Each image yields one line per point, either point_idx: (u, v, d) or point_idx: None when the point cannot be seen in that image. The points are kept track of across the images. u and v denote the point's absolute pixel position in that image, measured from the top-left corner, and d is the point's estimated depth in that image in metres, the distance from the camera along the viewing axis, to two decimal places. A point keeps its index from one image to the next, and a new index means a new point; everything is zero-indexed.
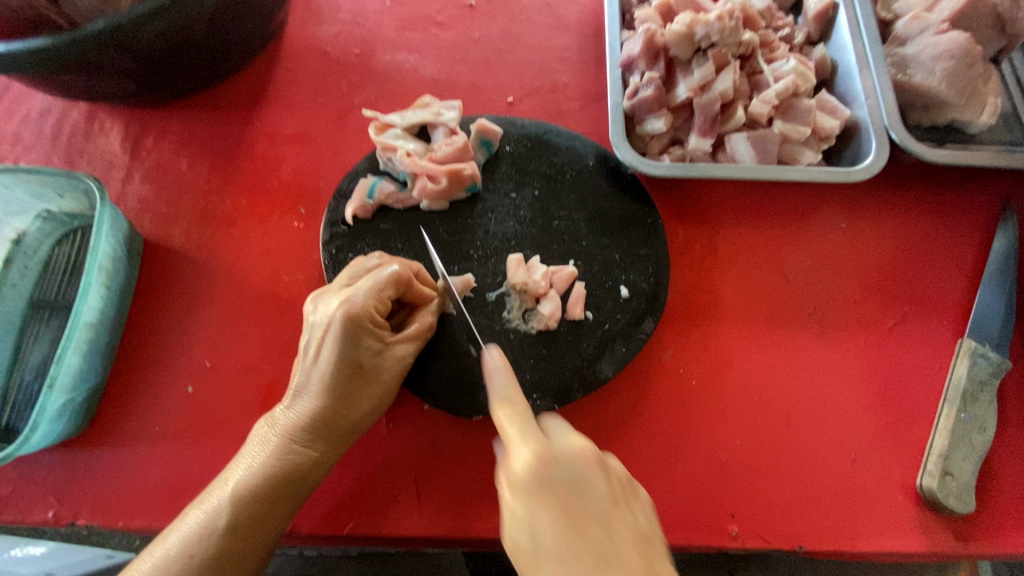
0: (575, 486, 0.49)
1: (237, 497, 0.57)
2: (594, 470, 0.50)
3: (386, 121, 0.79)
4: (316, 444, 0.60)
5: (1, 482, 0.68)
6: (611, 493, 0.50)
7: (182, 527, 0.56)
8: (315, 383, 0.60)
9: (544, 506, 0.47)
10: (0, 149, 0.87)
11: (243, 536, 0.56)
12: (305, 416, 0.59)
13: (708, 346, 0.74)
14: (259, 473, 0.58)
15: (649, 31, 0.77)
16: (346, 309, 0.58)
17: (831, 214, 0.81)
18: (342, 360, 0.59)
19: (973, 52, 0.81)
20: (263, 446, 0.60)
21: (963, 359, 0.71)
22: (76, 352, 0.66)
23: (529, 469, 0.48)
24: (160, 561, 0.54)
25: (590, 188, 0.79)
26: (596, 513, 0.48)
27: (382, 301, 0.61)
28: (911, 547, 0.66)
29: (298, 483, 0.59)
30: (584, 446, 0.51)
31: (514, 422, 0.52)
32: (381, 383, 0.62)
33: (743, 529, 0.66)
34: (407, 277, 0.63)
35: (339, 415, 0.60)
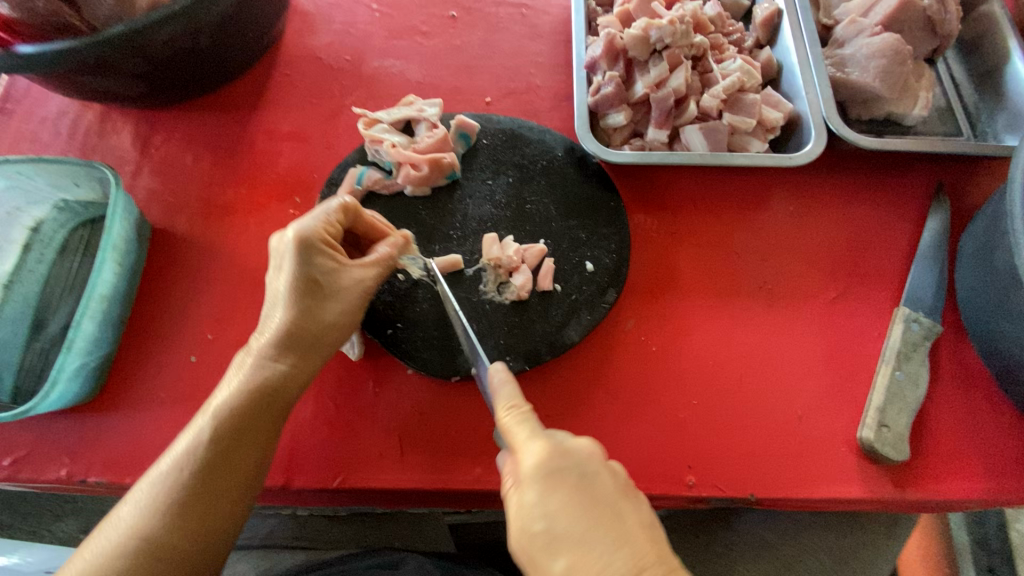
0: (584, 476, 0.56)
1: (221, 407, 0.63)
2: (601, 465, 0.58)
3: (374, 117, 0.87)
4: (285, 357, 0.66)
5: (19, 444, 0.74)
6: (618, 486, 0.57)
7: (175, 448, 0.63)
8: (278, 305, 0.67)
9: (556, 494, 0.55)
10: (20, 148, 0.95)
11: (227, 444, 0.62)
12: (273, 334, 0.66)
13: (667, 316, 0.81)
14: (236, 388, 0.64)
15: (610, 36, 0.86)
16: (296, 232, 0.66)
17: (779, 198, 0.89)
18: (298, 279, 0.66)
19: (903, 51, 0.89)
20: (239, 368, 0.67)
21: (898, 324, 0.78)
22: (92, 320, 0.73)
23: (540, 460, 0.56)
24: (159, 476, 0.61)
25: (559, 176, 0.87)
26: (605, 501, 0.55)
27: (330, 225, 0.69)
28: (853, 494, 0.72)
29: (272, 393, 0.65)
30: (590, 444, 0.59)
31: (525, 424, 0.59)
32: (340, 299, 0.68)
33: (700, 479, 0.73)
34: (353, 206, 0.71)
35: (302, 328, 0.66)
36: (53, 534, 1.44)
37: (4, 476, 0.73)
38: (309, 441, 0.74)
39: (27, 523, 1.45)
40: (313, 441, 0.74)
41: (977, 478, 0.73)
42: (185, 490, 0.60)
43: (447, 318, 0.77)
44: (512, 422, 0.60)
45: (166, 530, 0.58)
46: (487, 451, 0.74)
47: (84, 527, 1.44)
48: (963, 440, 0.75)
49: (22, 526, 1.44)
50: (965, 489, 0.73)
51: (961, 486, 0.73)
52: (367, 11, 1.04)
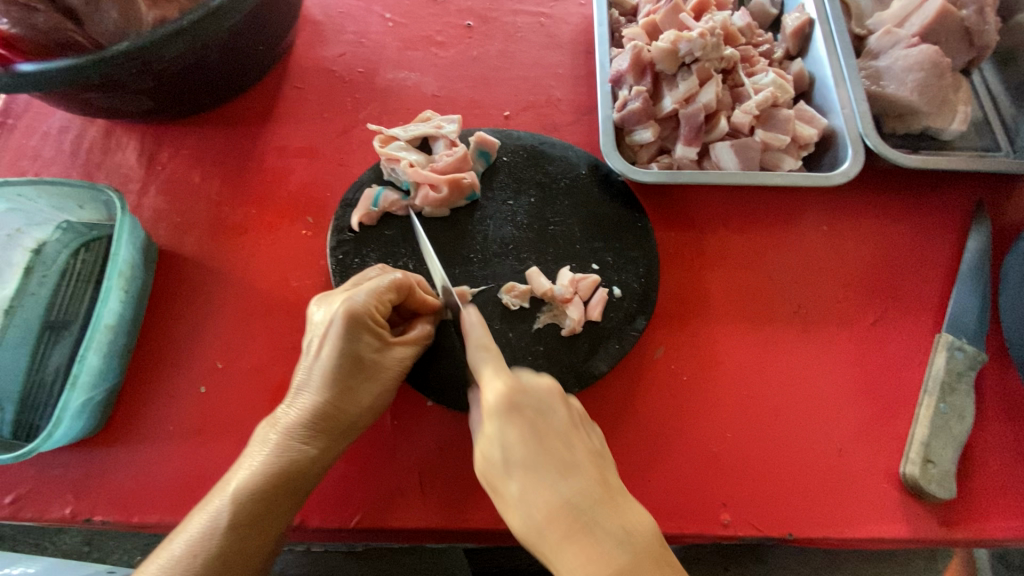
0: (541, 410, 0.57)
1: (244, 487, 0.59)
2: (557, 401, 0.58)
3: (389, 134, 0.83)
4: (315, 440, 0.62)
5: (22, 480, 0.71)
6: (571, 420, 0.58)
7: (189, 528, 0.58)
8: (314, 382, 0.62)
9: (513, 426, 0.55)
10: (21, 165, 0.91)
11: (249, 533, 0.58)
12: (304, 413, 0.62)
13: (697, 344, 0.77)
14: (260, 470, 0.60)
15: (636, 48, 0.82)
16: (348, 306, 0.62)
17: (813, 218, 0.85)
18: (341, 356, 0.61)
19: (942, 63, 0.85)
20: (264, 444, 0.62)
21: (941, 352, 0.75)
22: (98, 352, 0.70)
23: (501, 394, 0.56)
24: (170, 561, 0.56)
25: (584, 195, 0.83)
26: (558, 432, 0.56)
27: (383, 302, 0.64)
28: (897, 533, 0.69)
29: (295, 480, 0.61)
30: (548, 381, 0.59)
31: (488, 362, 0.58)
32: (379, 381, 0.65)
33: (735, 517, 0.69)
34: (409, 283, 0.67)
35: (338, 411, 0.62)
36: (57, 547, 1.41)
37: (5, 514, 0.69)
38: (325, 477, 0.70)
39: (29, 537, 1.42)
40: (329, 478, 0.70)
41: None
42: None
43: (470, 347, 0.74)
44: (479, 358, 0.59)
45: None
46: None
47: (88, 541, 1.42)
48: (1011, 474, 0.71)
49: (25, 539, 1.41)
50: (1014, 527, 0.69)
51: (1010, 524, 0.69)
52: (380, 21, 1.01)
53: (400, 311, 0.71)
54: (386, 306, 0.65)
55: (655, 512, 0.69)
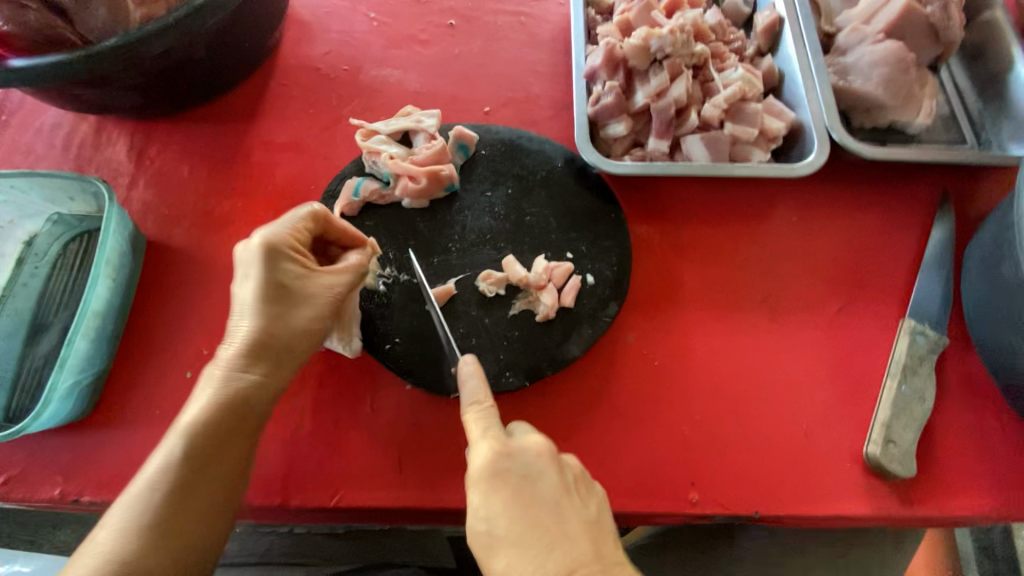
0: (525, 478, 0.59)
1: (193, 416, 0.61)
2: (547, 463, 0.60)
3: (371, 128, 0.86)
4: (255, 365, 0.65)
5: (12, 463, 0.73)
6: (563, 484, 0.60)
7: (153, 462, 0.59)
8: (246, 310, 0.65)
9: (498, 496, 0.58)
10: (14, 160, 0.94)
11: (204, 457, 0.60)
12: (242, 340, 0.65)
13: (669, 330, 0.80)
14: (205, 398, 0.62)
15: (609, 45, 0.85)
16: (262, 237, 0.66)
17: (783, 208, 0.88)
18: (266, 283, 0.65)
19: (906, 59, 0.88)
20: (209, 379, 0.64)
21: (904, 337, 0.77)
22: (86, 337, 0.72)
23: (487, 463, 0.59)
24: (136, 497, 0.58)
25: (560, 187, 0.86)
26: (547, 501, 0.58)
27: (300, 232, 0.69)
28: (860, 511, 0.71)
29: (241, 404, 0.64)
30: (539, 443, 0.61)
31: (481, 423, 0.61)
32: (311, 305, 0.68)
33: (703, 496, 0.71)
34: (326, 215, 0.72)
35: (273, 335, 0.66)
36: (51, 544, 1.43)
37: None
38: (305, 459, 0.73)
39: (24, 533, 1.44)
40: (310, 459, 0.73)
41: (986, 493, 0.72)
42: (169, 505, 0.58)
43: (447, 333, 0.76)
44: (471, 417, 0.62)
45: (145, 543, 0.56)
46: None
47: (82, 537, 1.43)
48: (971, 454, 0.74)
49: (20, 536, 1.43)
50: (974, 505, 0.71)
51: (969, 502, 0.71)
52: (365, 21, 1.04)
53: (326, 249, 0.76)
54: (302, 237, 0.70)
55: (626, 491, 0.72)
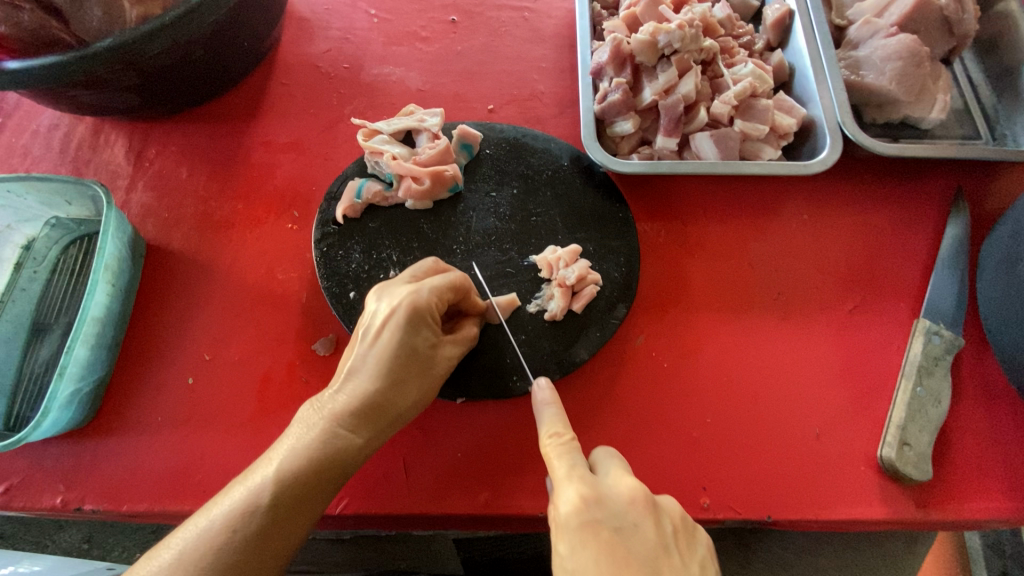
0: (619, 529, 0.55)
1: (291, 469, 0.59)
2: (641, 514, 0.56)
3: (373, 128, 0.84)
4: (361, 427, 0.62)
5: (13, 471, 0.72)
6: (659, 539, 0.55)
7: (225, 503, 0.58)
8: (368, 369, 0.63)
9: (589, 547, 0.53)
10: (11, 163, 0.93)
11: (281, 515, 0.57)
12: (355, 398, 0.62)
13: (678, 331, 0.78)
14: (304, 451, 0.59)
15: (616, 40, 0.83)
16: (413, 300, 0.63)
17: (793, 207, 0.86)
18: (399, 347, 0.63)
19: (920, 52, 0.86)
20: (308, 426, 0.61)
21: (918, 337, 0.75)
22: (85, 344, 0.71)
23: (575, 508, 0.55)
24: (207, 533, 0.56)
25: (566, 186, 0.84)
26: (640, 558, 0.54)
27: (443, 301, 0.66)
28: (874, 515, 0.69)
29: (341, 464, 0.61)
30: (631, 489, 0.57)
31: (564, 462, 0.59)
32: (427, 377, 0.65)
33: (714, 501, 0.70)
34: (467, 285, 0.69)
35: (387, 402, 0.63)
36: (57, 545, 1.42)
37: None
38: None
39: (30, 534, 1.43)
40: None
41: (1002, 496, 0.70)
42: (231, 560, 0.55)
43: None
44: (555, 454, 0.60)
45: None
46: (494, 474, 0.71)
47: (87, 538, 1.44)
48: (987, 456, 0.72)
49: (25, 537, 1.43)
50: (991, 508, 0.70)
51: (985, 505, 0.70)
52: (365, 17, 1.02)
53: (450, 310, 0.73)
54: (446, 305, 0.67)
55: None
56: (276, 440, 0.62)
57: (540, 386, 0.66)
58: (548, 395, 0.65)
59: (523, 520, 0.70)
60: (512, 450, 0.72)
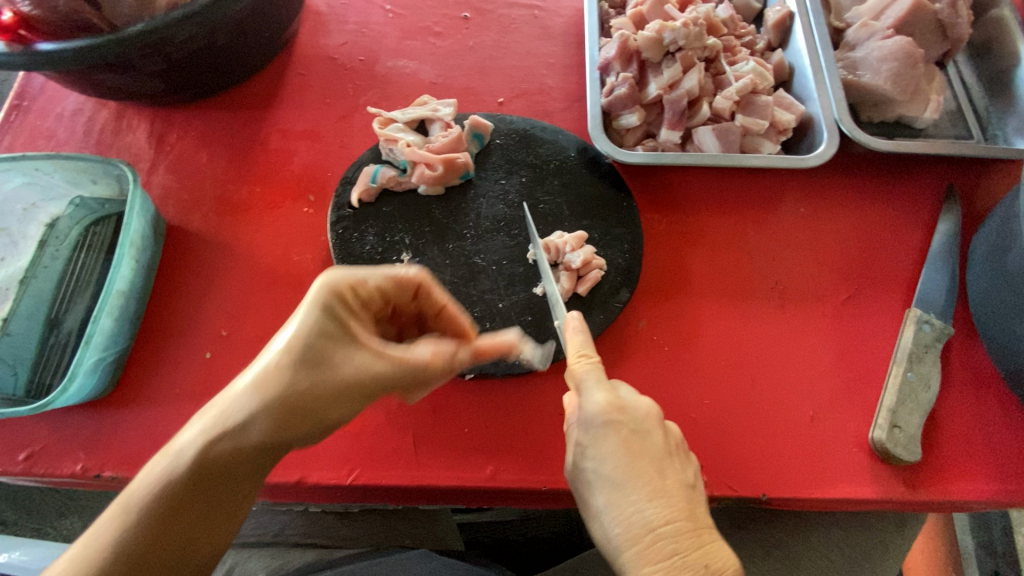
0: (636, 432, 0.62)
1: (194, 459, 0.53)
2: (655, 425, 0.63)
3: (388, 117, 0.88)
4: (266, 422, 0.55)
5: (34, 438, 0.75)
6: (667, 446, 0.63)
7: (138, 483, 0.52)
8: (288, 357, 0.57)
9: (607, 443, 0.61)
10: (35, 145, 0.96)
11: (184, 506, 0.52)
12: (263, 391, 0.55)
13: (679, 316, 0.81)
14: (210, 441, 0.54)
15: (623, 37, 0.87)
16: (331, 284, 0.59)
17: (791, 200, 0.89)
18: (314, 335, 0.57)
19: (914, 54, 0.90)
20: (220, 416, 0.55)
21: (910, 325, 0.78)
22: (110, 315, 0.74)
23: (601, 412, 0.62)
24: (106, 523, 0.50)
25: (573, 176, 0.87)
26: (652, 458, 0.61)
27: (381, 293, 0.62)
28: (865, 494, 0.72)
29: (245, 459, 0.55)
30: (648, 404, 0.64)
31: (590, 374, 0.64)
32: (347, 371, 0.58)
33: (712, 478, 0.73)
34: (419, 277, 0.63)
35: (306, 398, 0.57)
36: (58, 532, 1.45)
37: (19, 470, 0.73)
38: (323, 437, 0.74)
39: (31, 521, 1.45)
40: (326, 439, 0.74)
41: (989, 478, 0.73)
42: (137, 546, 0.50)
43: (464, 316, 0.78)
44: (580, 368, 0.64)
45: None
46: (501, 448, 0.74)
47: (89, 526, 1.45)
48: (974, 440, 0.75)
49: (26, 523, 1.44)
50: (977, 490, 0.73)
51: (972, 487, 0.73)
52: (380, 12, 1.05)
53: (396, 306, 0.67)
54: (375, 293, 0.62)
55: None
56: (184, 428, 0.55)
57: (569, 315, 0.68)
58: (577, 323, 0.68)
59: (528, 494, 0.73)
60: (519, 426, 0.75)
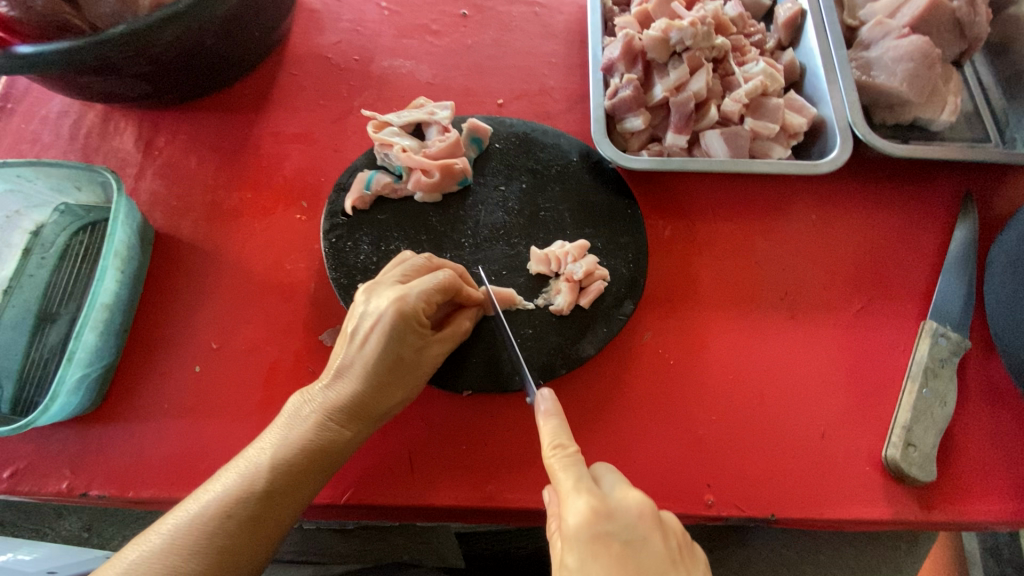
0: (629, 542, 0.52)
1: (283, 461, 0.59)
2: (651, 528, 0.53)
3: (383, 120, 0.84)
4: (346, 425, 0.63)
5: (19, 455, 0.72)
6: (668, 553, 0.53)
7: (217, 487, 0.58)
8: (356, 369, 0.63)
9: (598, 562, 0.50)
10: (20, 149, 0.93)
11: (274, 503, 0.58)
12: (343, 397, 0.63)
13: (685, 328, 0.79)
14: (295, 444, 0.60)
15: (628, 36, 0.83)
16: (400, 305, 0.63)
17: (802, 206, 0.86)
18: (386, 354, 0.63)
19: (932, 54, 0.86)
20: (298, 417, 0.62)
21: (925, 339, 0.75)
22: (93, 330, 0.71)
23: (585, 521, 0.52)
24: (195, 519, 0.56)
25: (575, 182, 0.84)
26: (649, 567, 0.51)
27: (431, 304, 0.65)
28: (878, 515, 0.70)
29: (329, 458, 0.62)
30: (640, 501, 0.54)
31: (569, 471, 0.55)
32: (414, 378, 0.66)
33: (719, 498, 0.70)
34: (456, 283, 0.67)
35: (373, 400, 0.64)
36: (56, 533, 1.43)
37: (4, 489, 0.71)
38: None
39: (30, 523, 1.44)
40: None
41: (1007, 498, 0.70)
42: (227, 541, 0.56)
43: None
44: (558, 465, 0.56)
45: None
46: (500, 467, 0.71)
47: (88, 526, 1.44)
48: (991, 458, 0.72)
49: (25, 524, 1.43)
50: (995, 511, 0.70)
51: (989, 507, 0.70)
52: (375, 9, 1.02)
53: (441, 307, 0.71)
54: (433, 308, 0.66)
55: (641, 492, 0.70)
56: (266, 429, 0.63)
57: (542, 396, 0.61)
58: (551, 405, 0.60)
59: (528, 514, 0.71)
60: (518, 443, 0.72)
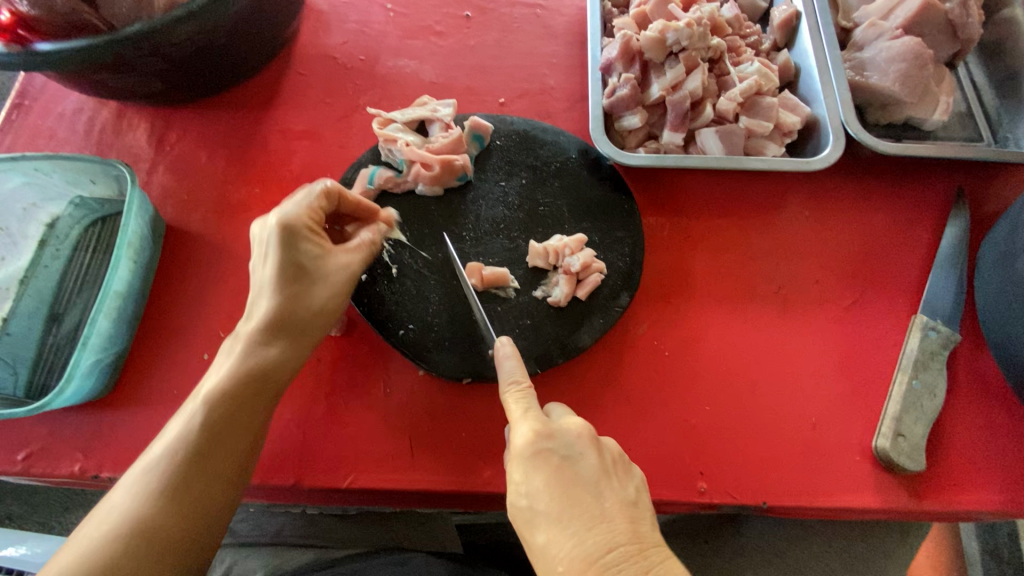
0: (566, 457, 0.57)
1: (216, 386, 0.62)
2: (588, 446, 0.59)
3: (388, 117, 0.87)
4: (274, 343, 0.66)
5: (32, 438, 0.75)
6: (602, 466, 0.58)
7: (165, 438, 0.61)
8: (267, 291, 0.66)
9: (539, 473, 0.56)
10: (36, 144, 0.96)
11: (219, 426, 0.62)
12: (262, 318, 0.65)
13: (679, 320, 0.80)
14: (228, 373, 0.63)
15: (626, 37, 0.86)
16: (278, 219, 0.65)
17: (796, 203, 0.88)
18: (283, 266, 0.65)
19: (924, 55, 0.88)
20: (228, 354, 0.65)
21: (915, 332, 0.77)
22: (107, 317, 0.74)
23: (529, 441, 0.57)
24: (150, 464, 0.59)
25: (573, 178, 0.86)
26: (586, 483, 0.57)
27: (314, 211, 0.68)
28: (868, 504, 0.71)
29: (265, 378, 0.65)
30: (579, 425, 0.60)
31: (522, 403, 0.61)
32: (329, 284, 0.68)
33: (711, 486, 0.72)
34: (337, 190, 0.70)
35: (293, 312, 0.66)
36: (63, 526, 1.45)
37: (18, 470, 0.74)
38: (322, 441, 0.74)
39: (37, 515, 1.46)
40: (325, 442, 0.73)
41: (994, 488, 0.72)
42: (181, 470, 0.59)
43: (463, 319, 0.77)
44: (512, 400, 0.61)
45: (163, 517, 0.57)
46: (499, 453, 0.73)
47: None
48: (979, 449, 0.74)
49: (32, 517, 1.45)
50: (983, 501, 0.71)
51: (976, 497, 0.71)
52: (381, 11, 1.04)
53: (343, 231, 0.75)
54: (318, 219, 0.69)
55: None
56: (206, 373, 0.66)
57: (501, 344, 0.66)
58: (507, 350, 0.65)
59: None
60: None
